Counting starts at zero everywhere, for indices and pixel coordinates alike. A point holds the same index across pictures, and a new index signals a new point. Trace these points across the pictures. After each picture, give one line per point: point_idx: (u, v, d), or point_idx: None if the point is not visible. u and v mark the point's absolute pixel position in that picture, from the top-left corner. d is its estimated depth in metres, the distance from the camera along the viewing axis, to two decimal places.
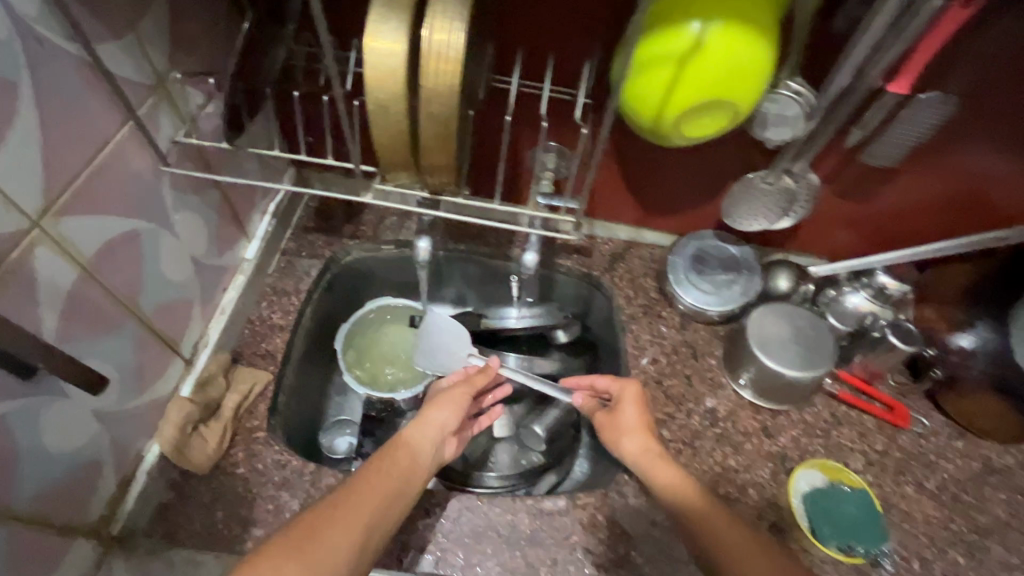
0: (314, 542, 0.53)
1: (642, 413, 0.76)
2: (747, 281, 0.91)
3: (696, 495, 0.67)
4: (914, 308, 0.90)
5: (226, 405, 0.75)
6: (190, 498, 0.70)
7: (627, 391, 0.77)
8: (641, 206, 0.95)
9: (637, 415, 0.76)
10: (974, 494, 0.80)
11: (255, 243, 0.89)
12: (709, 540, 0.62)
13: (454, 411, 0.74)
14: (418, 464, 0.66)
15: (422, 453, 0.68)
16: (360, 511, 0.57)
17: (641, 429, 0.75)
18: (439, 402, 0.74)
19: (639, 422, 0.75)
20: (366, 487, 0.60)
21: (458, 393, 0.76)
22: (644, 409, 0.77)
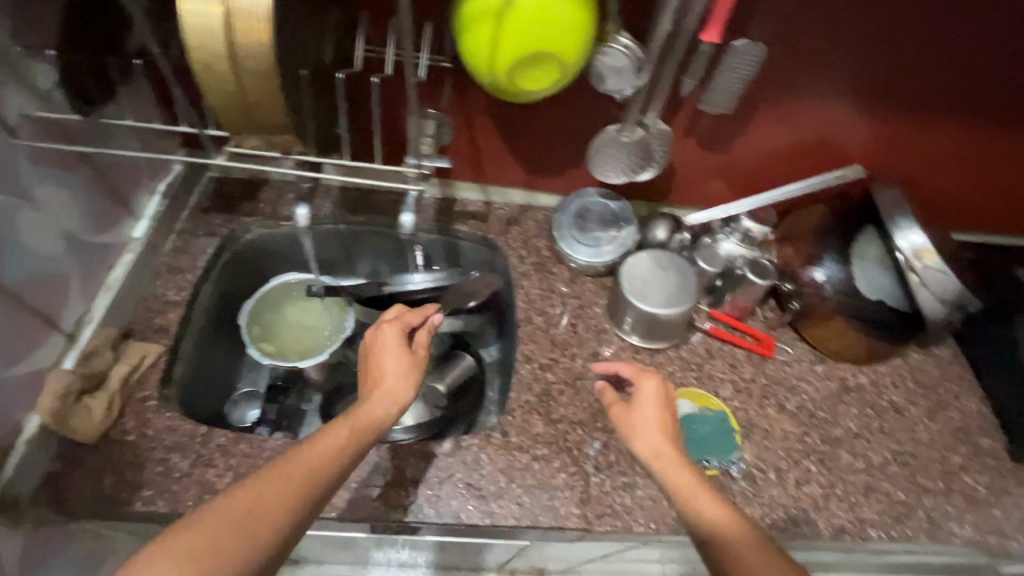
0: (252, 519, 0.49)
1: (661, 407, 0.67)
2: (623, 233, 0.97)
3: (700, 488, 0.58)
4: (777, 248, 0.97)
5: (113, 376, 0.77)
6: (78, 466, 0.72)
7: (646, 385, 0.68)
8: (527, 168, 1.00)
9: (656, 408, 0.67)
10: (829, 410, 0.89)
11: (143, 222, 0.91)
12: (717, 543, 0.53)
13: (405, 366, 0.69)
14: (371, 422, 0.62)
15: (372, 412, 0.63)
16: (300, 480, 0.53)
17: (659, 426, 0.65)
18: (398, 375, 0.68)
19: (657, 416, 0.66)
20: (309, 455, 0.55)
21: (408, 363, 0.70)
22: (667, 403, 0.68)
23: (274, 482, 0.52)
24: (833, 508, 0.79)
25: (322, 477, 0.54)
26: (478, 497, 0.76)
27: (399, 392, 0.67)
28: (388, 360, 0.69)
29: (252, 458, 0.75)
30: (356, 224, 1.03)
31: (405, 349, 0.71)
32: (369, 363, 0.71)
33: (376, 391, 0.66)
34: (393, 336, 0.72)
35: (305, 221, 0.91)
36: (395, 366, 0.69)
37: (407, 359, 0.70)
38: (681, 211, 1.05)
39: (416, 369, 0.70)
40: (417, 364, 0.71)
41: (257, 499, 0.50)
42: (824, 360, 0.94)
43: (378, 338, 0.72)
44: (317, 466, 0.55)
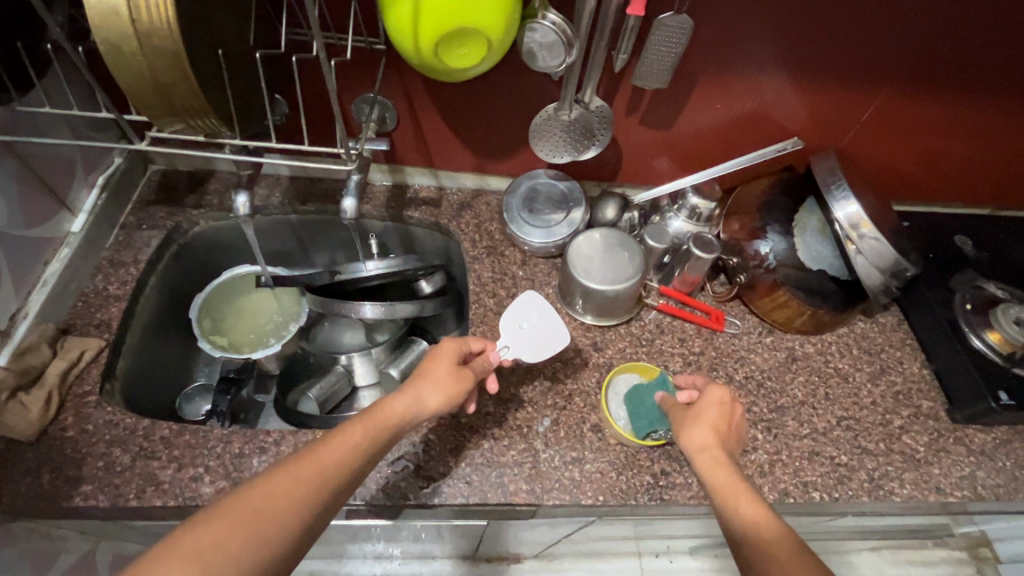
0: (262, 515, 0.50)
1: (722, 414, 0.67)
2: (572, 213, 0.98)
3: (741, 487, 0.59)
4: (722, 224, 0.99)
5: (49, 371, 0.76)
6: (13, 463, 0.71)
7: (711, 392, 0.68)
8: (474, 151, 0.99)
9: (713, 421, 0.66)
10: (776, 379, 0.91)
11: (82, 216, 0.88)
12: (752, 541, 0.54)
13: (450, 379, 0.70)
14: (391, 425, 0.63)
15: (395, 414, 0.64)
16: (315, 481, 0.54)
17: (714, 431, 0.65)
18: (432, 381, 0.69)
19: (715, 430, 0.65)
20: (327, 456, 0.56)
21: (454, 374, 0.70)
22: (726, 411, 0.68)
23: (291, 478, 0.53)
24: (778, 473, 0.81)
25: (335, 480, 0.56)
26: (427, 478, 0.76)
27: (428, 404, 0.67)
28: (436, 369, 0.70)
29: (196, 448, 0.75)
30: (309, 215, 1.05)
31: (457, 367, 0.71)
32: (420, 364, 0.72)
33: (409, 392, 0.67)
34: (450, 349, 0.73)
35: (247, 211, 0.81)
36: (438, 376, 0.69)
37: (454, 373, 0.70)
38: (632, 189, 1.07)
39: (458, 388, 0.70)
40: (462, 379, 0.71)
41: (270, 495, 0.51)
42: (772, 331, 0.96)
43: (436, 348, 0.73)
44: (330, 468, 0.56)
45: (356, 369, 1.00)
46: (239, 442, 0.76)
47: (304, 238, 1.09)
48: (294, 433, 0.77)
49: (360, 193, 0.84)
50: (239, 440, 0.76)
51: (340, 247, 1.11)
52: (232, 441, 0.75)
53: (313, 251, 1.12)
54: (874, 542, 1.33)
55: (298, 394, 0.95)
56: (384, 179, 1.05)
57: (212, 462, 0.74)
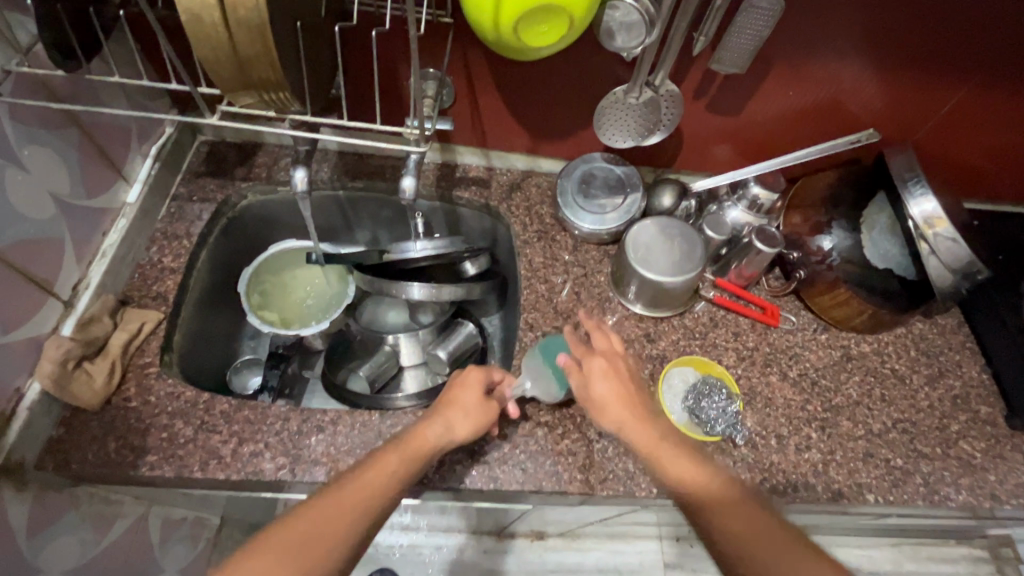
0: (304, 543, 0.56)
1: (612, 381, 0.70)
2: (629, 198, 0.95)
3: (664, 449, 0.65)
4: (784, 216, 0.96)
5: (112, 343, 0.77)
6: (80, 432, 0.73)
7: (593, 364, 0.72)
8: (528, 130, 0.97)
9: (611, 384, 0.70)
10: (831, 377, 0.89)
11: (136, 186, 0.88)
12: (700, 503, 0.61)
13: (474, 410, 0.72)
14: (420, 452, 0.66)
15: (427, 443, 0.68)
16: (350, 508, 0.59)
17: (617, 399, 0.69)
18: (458, 408, 0.72)
19: (615, 394, 0.69)
20: (362, 484, 0.61)
21: (477, 403, 0.72)
22: (617, 375, 0.71)
23: (329, 506, 0.59)
24: (833, 473, 0.80)
25: (368, 508, 0.59)
26: (481, 462, 0.77)
27: (453, 434, 0.69)
28: (460, 399, 0.72)
29: (255, 424, 0.75)
30: (356, 191, 1.03)
31: (483, 397, 0.73)
32: (447, 391, 0.74)
33: (438, 422, 0.70)
34: (473, 378, 0.75)
35: (304, 188, 0.81)
36: (463, 406, 0.72)
37: (477, 404, 0.72)
38: (687, 176, 1.04)
39: (482, 419, 0.72)
40: (485, 409, 0.72)
41: (307, 521, 0.57)
42: (829, 328, 0.94)
43: (459, 378, 0.75)
44: (364, 494, 0.60)
45: (401, 349, 1.00)
46: (296, 420, 0.76)
47: (349, 214, 1.08)
48: (350, 412, 0.77)
49: (418, 172, 0.83)
50: (297, 418, 0.76)
51: (386, 224, 1.10)
52: (289, 418, 0.76)
53: (357, 228, 1.11)
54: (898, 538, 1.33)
55: (347, 371, 0.96)
56: (433, 156, 1.03)
57: (270, 439, 0.75)
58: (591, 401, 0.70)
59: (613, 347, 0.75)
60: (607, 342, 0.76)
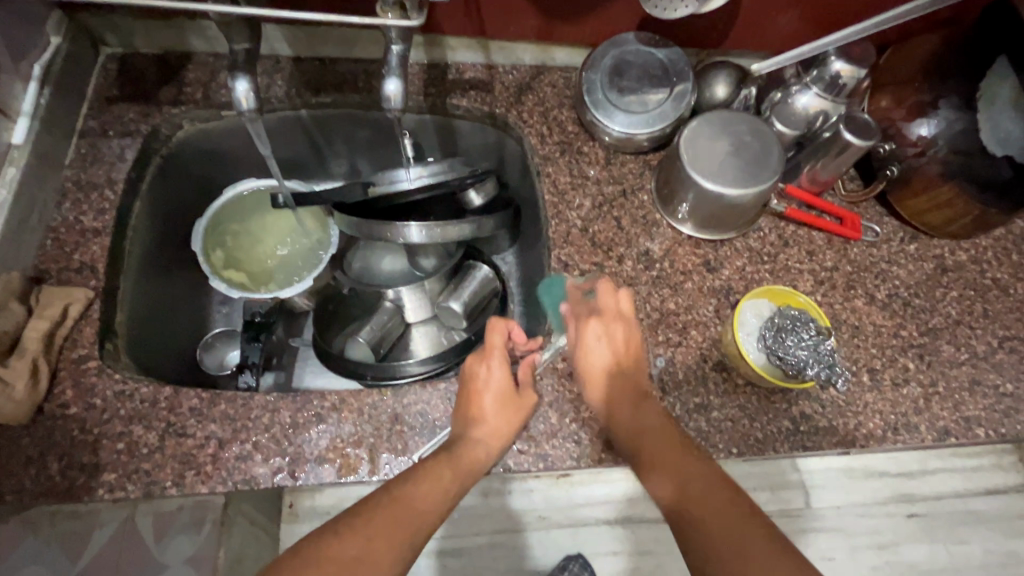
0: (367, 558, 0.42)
1: (606, 350, 0.62)
2: (677, 88, 0.74)
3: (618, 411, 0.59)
4: (868, 100, 0.77)
5: (29, 337, 0.58)
6: (10, 452, 0.56)
7: (585, 326, 0.63)
8: (538, 6, 0.75)
9: (605, 353, 0.62)
10: (925, 296, 0.75)
11: (23, 122, 0.65)
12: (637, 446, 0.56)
13: (508, 409, 0.60)
14: (467, 469, 0.55)
15: (470, 459, 0.55)
16: (403, 529, 0.46)
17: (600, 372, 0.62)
18: (495, 410, 0.59)
19: (607, 367, 0.62)
20: (412, 500, 0.48)
21: (513, 399, 0.61)
22: (608, 348, 0.63)
23: (384, 521, 0.46)
24: (936, 409, 0.68)
25: (420, 531, 0.47)
26: (525, 439, 0.63)
27: (494, 443, 0.58)
28: (490, 403, 0.59)
29: (237, 420, 0.60)
30: (322, 109, 0.80)
31: (514, 395, 0.61)
32: (464, 397, 0.61)
33: (475, 433, 0.58)
34: (500, 373, 0.61)
35: (252, 104, 0.59)
36: (496, 407, 0.59)
37: (509, 406, 0.60)
38: (739, 60, 0.83)
39: (518, 419, 0.60)
40: (520, 409, 0.61)
41: (349, 549, 0.42)
42: (918, 237, 0.78)
43: (483, 365, 0.62)
44: (420, 515, 0.47)
45: (405, 304, 0.83)
46: (290, 410, 0.60)
47: (317, 140, 0.86)
48: (355, 393, 0.62)
49: (404, 72, 0.62)
50: (289, 407, 0.61)
51: (366, 150, 0.89)
52: (279, 409, 0.60)
53: (330, 159, 0.90)
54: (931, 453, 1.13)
55: (344, 336, 0.80)
56: (417, 54, 0.80)
57: (260, 437, 0.59)
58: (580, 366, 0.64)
59: (618, 310, 0.64)
60: (613, 301, 0.65)
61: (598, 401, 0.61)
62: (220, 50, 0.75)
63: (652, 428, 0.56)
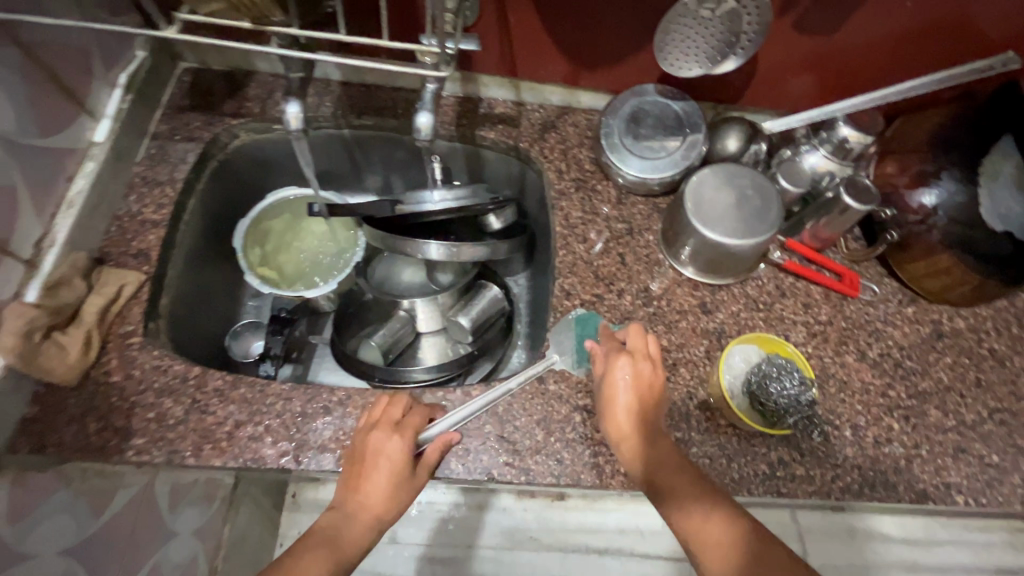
0: None
1: (633, 395, 0.58)
2: (690, 139, 0.79)
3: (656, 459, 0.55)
4: (875, 164, 0.81)
5: (86, 310, 0.66)
6: (56, 410, 0.64)
7: (617, 371, 0.59)
8: (568, 54, 0.82)
9: (631, 396, 0.58)
10: (918, 359, 0.76)
11: (106, 122, 0.75)
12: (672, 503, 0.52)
13: (401, 481, 0.56)
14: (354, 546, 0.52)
15: (354, 534, 0.52)
16: None
17: (631, 417, 0.58)
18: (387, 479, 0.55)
19: (634, 410, 0.58)
20: None
21: (400, 465, 0.56)
22: (644, 396, 0.59)
23: None
24: (916, 471, 0.70)
25: (345, 565, 0.50)
26: (511, 452, 0.67)
27: (385, 510, 0.55)
28: (381, 473, 0.55)
29: (253, 404, 0.66)
30: (364, 129, 0.88)
31: (405, 463, 0.56)
32: (355, 461, 0.57)
33: (360, 506, 0.54)
34: (397, 440, 0.57)
35: (300, 124, 0.66)
36: (387, 480, 0.55)
37: (401, 483, 0.55)
38: (755, 116, 0.88)
39: (415, 482, 0.57)
40: (416, 481, 0.57)
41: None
42: (916, 300, 0.80)
43: (374, 443, 0.57)
44: (350, 546, 0.52)
45: (418, 315, 0.89)
46: (301, 400, 0.66)
47: (357, 156, 0.94)
48: (361, 392, 0.68)
49: (436, 107, 0.69)
50: (301, 397, 0.67)
51: (399, 170, 0.96)
52: (292, 398, 0.66)
53: (366, 174, 0.98)
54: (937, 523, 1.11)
55: (359, 339, 0.86)
56: (453, 88, 0.87)
57: (272, 421, 0.65)
58: (605, 409, 0.60)
59: (645, 348, 0.61)
60: (642, 341, 0.62)
61: (626, 448, 0.57)
62: (280, 71, 0.85)
63: (680, 478, 0.54)
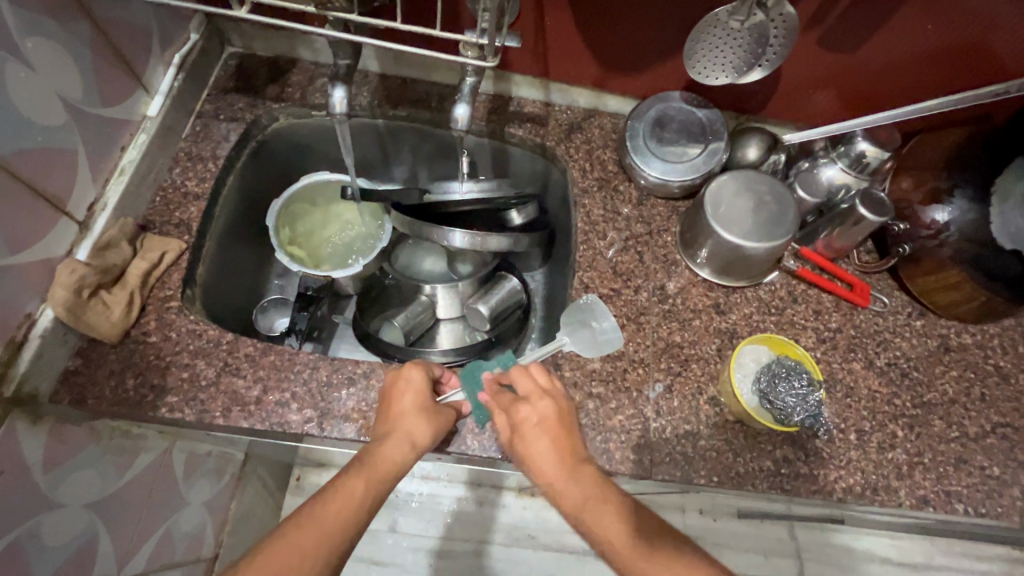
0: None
1: (551, 438, 0.58)
2: (711, 145, 0.82)
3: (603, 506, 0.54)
4: (891, 180, 0.83)
5: (130, 272, 0.70)
6: (97, 365, 0.68)
7: (527, 417, 0.59)
8: (598, 58, 0.85)
9: (547, 440, 0.58)
10: (924, 370, 0.78)
11: (158, 98, 0.79)
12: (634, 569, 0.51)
13: (427, 411, 0.63)
14: (389, 469, 0.58)
15: (387, 461, 0.58)
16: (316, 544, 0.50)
17: (557, 460, 0.57)
18: (413, 415, 0.62)
19: (551, 453, 0.57)
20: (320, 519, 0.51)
21: (424, 398, 0.64)
22: (560, 435, 0.58)
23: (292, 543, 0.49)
24: (918, 478, 0.72)
25: (382, 479, 0.56)
26: None
27: (416, 437, 0.61)
28: (409, 404, 0.63)
29: (282, 371, 0.69)
30: (397, 120, 0.92)
31: (427, 399, 0.64)
32: (385, 401, 0.64)
33: (393, 435, 0.60)
34: (420, 378, 0.65)
35: (343, 109, 0.70)
36: (414, 408, 0.63)
37: (425, 410, 0.63)
38: (776, 128, 0.91)
39: (441, 418, 0.64)
40: (440, 415, 0.64)
41: (332, 510, 0.52)
42: (925, 314, 0.82)
43: (402, 379, 0.65)
44: (387, 466, 0.58)
45: (438, 300, 0.92)
46: (327, 370, 0.69)
47: (387, 145, 0.98)
48: (384, 366, 0.70)
49: (473, 100, 0.72)
50: (327, 367, 0.70)
51: (427, 162, 1.00)
52: (318, 367, 0.69)
53: (395, 164, 1.01)
54: (935, 547, 1.12)
55: (380, 320, 0.89)
56: (487, 86, 0.91)
57: (299, 388, 0.68)
58: (529, 467, 0.58)
59: (537, 386, 0.62)
60: (529, 379, 0.62)
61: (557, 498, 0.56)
62: (322, 60, 0.89)
63: (627, 530, 0.52)
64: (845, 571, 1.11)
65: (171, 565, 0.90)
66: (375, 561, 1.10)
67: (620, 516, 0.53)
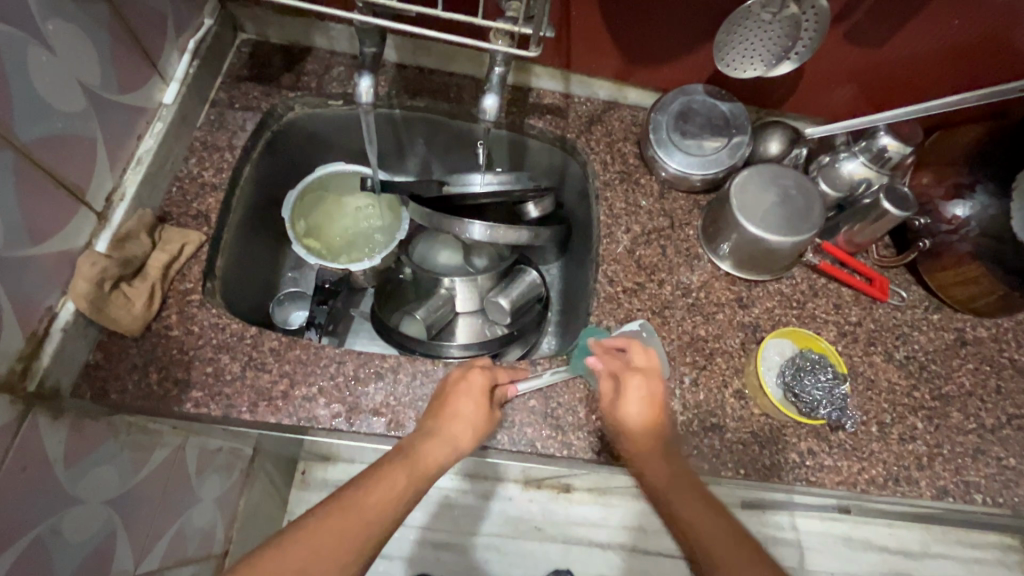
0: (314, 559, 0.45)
1: (649, 416, 0.62)
2: (734, 139, 0.82)
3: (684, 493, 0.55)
4: (911, 174, 0.84)
5: (151, 264, 0.68)
6: (119, 359, 0.66)
7: (629, 386, 0.62)
8: (620, 49, 0.84)
9: (646, 416, 0.61)
10: (942, 363, 0.79)
11: (173, 86, 0.76)
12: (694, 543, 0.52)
13: (478, 419, 0.61)
14: (429, 469, 0.56)
15: (428, 461, 0.56)
16: (355, 527, 0.47)
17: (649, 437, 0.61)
18: (456, 419, 0.60)
19: (648, 430, 0.61)
20: (361, 503, 0.49)
21: (477, 409, 0.62)
22: (662, 415, 0.62)
23: (331, 523, 0.47)
24: (938, 469, 0.73)
25: (421, 478, 0.54)
26: (555, 426, 0.69)
27: (460, 442, 0.59)
28: (463, 406, 0.61)
29: (307, 365, 0.68)
30: (414, 111, 0.90)
31: (486, 403, 0.63)
32: (440, 396, 0.64)
33: (440, 434, 0.59)
34: (480, 383, 0.64)
35: (370, 98, 0.69)
36: (470, 413, 0.61)
37: (482, 415, 0.62)
38: (795, 122, 0.91)
39: (487, 425, 0.62)
40: (489, 424, 0.62)
41: (373, 500, 0.50)
42: (942, 308, 0.83)
43: (463, 379, 0.64)
44: (427, 462, 0.56)
45: (456, 294, 0.92)
46: (353, 364, 0.69)
47: (403, 137, 0.96)
48: (411, 360, 0.70)
49: (502, 90, 0.71)
50: (354, 361, 0.69)
51: (443, 154, 0.99)
52: (345, 361, 0.68)
53: (410, 155, 1.00)
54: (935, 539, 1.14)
55: (400, 313, 0.88)
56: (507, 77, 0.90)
57: (325, 382, 0.67)
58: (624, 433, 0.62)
59: (653, 365, 0.64)
60: (644, 358, 0.65)
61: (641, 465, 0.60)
62: (338, 49, 0.87)
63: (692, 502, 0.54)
64: (847, 562, 1.13)
65: (184, 561, 0.89)
66: (383, 556, 1.10)
67: (697, 500, 0.54)
